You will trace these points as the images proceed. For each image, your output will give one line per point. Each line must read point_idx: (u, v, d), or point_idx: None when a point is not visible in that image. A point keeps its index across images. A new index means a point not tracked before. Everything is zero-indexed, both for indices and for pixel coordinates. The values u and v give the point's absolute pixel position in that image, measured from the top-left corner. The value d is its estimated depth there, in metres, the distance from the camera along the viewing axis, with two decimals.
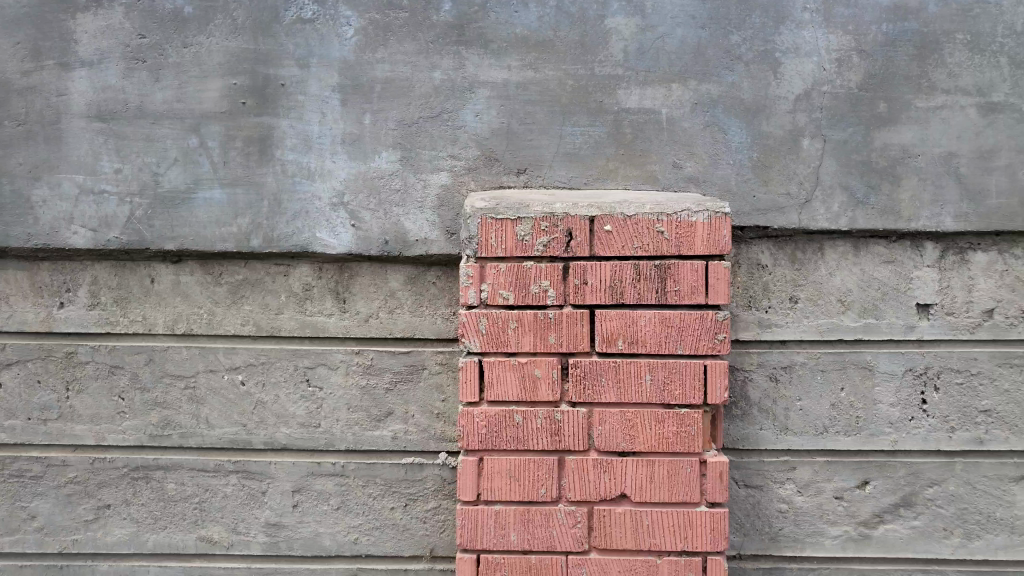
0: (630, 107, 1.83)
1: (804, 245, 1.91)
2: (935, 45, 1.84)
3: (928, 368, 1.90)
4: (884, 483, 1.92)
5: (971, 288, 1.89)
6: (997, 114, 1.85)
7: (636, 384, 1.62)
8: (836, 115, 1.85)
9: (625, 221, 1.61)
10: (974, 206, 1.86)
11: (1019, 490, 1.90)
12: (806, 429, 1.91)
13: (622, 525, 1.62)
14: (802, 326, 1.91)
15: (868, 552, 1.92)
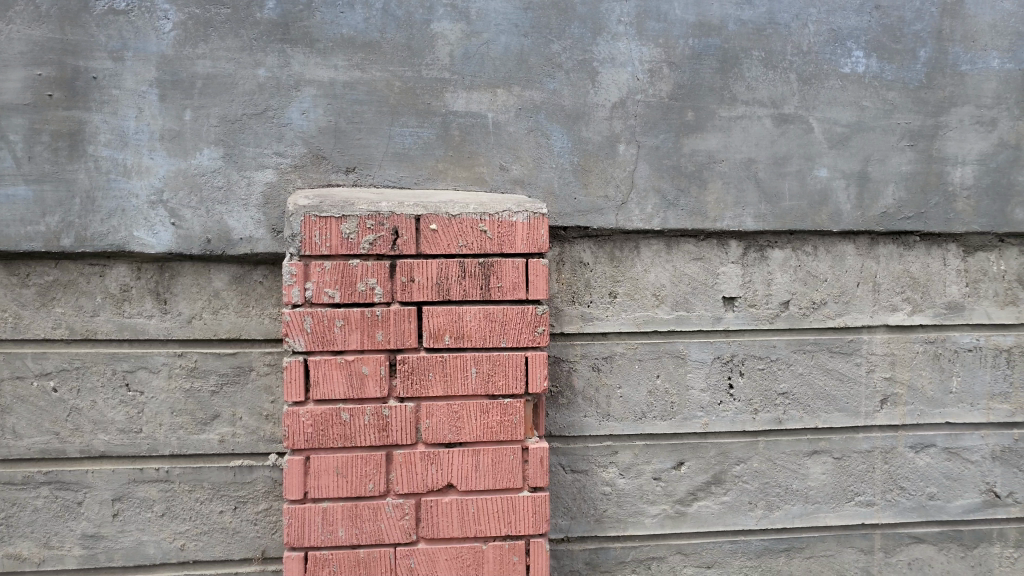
0: (457, 109, 1.89)
1: (621, 243, 2.06)
2: (735, 60, 2.02)
3: (734, 355, 2.10)
4: (696, 463, 2.09)
5: (769, 281, 2.12)
6: (788, 125, 2.06)
7: (462, 377, 1.67)
8: (649, 123, 1.99)
9: (450, 220, 1.66)
10: (770, 208, 2.07)
11: (811, 463, 2.14)
12: (626, 416, 2.06)
13: (449, 514, 1.68)
14: (621, 319, 2.06)
15: (684, 528, 2.08)
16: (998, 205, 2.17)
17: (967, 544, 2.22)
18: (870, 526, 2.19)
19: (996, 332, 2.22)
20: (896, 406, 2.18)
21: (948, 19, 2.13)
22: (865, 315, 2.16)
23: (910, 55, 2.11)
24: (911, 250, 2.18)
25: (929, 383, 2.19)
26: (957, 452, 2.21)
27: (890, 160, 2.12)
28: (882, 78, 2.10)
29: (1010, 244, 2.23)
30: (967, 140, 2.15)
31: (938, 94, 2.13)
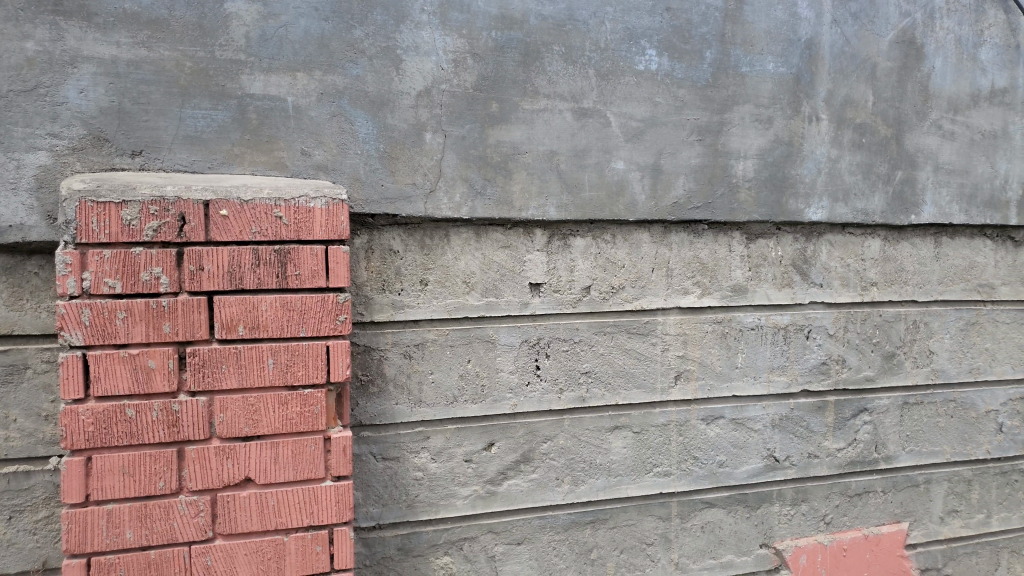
0: (254, 93, 1.84)
1: (430, 231, 2.08)
2: (537, 54, 2.10)
3: (540, 339, 2.19)
4: (506, 443, 2.16)
5: (572, 268, 2.22)
6: (587, 118, 2.18)
7: (258, 369, 1.64)
8: (454, 113, 2.03)
9: (242, 206, 1.61)
10: (572, 198, 2.17)
11: (613, 438, 2.28)
12: (437, 401, 2.09)
13: (248, 508, 1.64)
14: (432, 307, 2.08)
15: (494, 507, 2.15)
16: (775, 196, 2.42)
17: (752, 505, 2.46)
18: (667, 495, 2.35)
19: (775, 312, 2.48)
20: (689, 381, 2.36)
21: (729, 24, 2.32)
22: (660, 298, 2.32)
23: (697, 56, 2.29)
24: (700, 237, 2.38)
25: (717, 359, 2.40)
26: (743, 422, 2.43)
27: (681, 153, 2.29)
28: (673, 76, 2.26)
29: (785, 232, 2.49)
30: (747, 137, 2.37)
31: (722, 93, 2.33)
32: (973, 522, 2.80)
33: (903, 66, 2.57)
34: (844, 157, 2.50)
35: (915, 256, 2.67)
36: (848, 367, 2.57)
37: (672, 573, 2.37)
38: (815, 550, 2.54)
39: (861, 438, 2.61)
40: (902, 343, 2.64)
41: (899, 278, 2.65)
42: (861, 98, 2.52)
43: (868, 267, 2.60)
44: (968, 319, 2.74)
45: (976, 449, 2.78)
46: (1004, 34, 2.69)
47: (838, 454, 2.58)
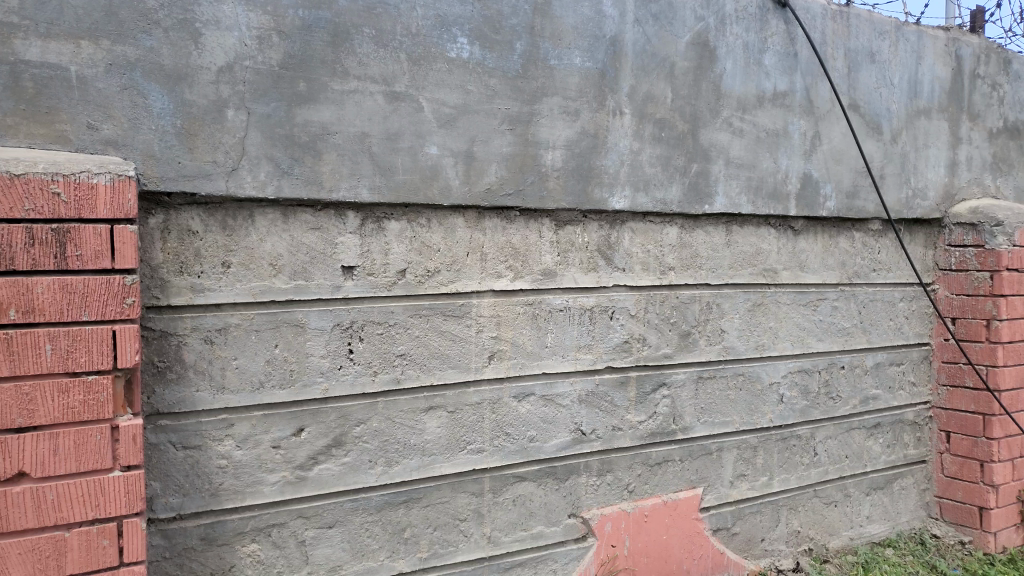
0: (30, 60, 1.72)
1: (233, 212, 2.02)
2: (346, 35, 2.09)
3: (353, 322, 2.19)
4: (316, 428, 2.15)
5: (386, 251, 2.23)
6: (400, 102, 2.19)
7: (34, 355, 1.54)
8: (258, 90, 1.98)
9: (12, 180, 1.50)
10: (385, 180, 2.18)
11: (427, 419, 2.32)
12: (242, 387, 2.05)
13: (22, 504, 1.54)
14: (235, 290, 2.03)
15: (305, 492, 2.14)
16: (581, 185, 2.55)
17: (560, 477, 2.59)
18: (480, 471, 2.43)
19: (582, 294, 2.62)
20: (501, 361, 2.45)
21: (539, 17, 2.42)
22: (474, 281, 2.39)
23: (507, 46, 2.37)
24: (512, 223, 2.46)
25: (528, 339, 2.50)
26: (552, 398, 2.56)
27: (492, 141, 2.36)
28: (484, 65, 2.33)
29: (592, 219, 2.63)
30: (556, 127, 2.48)
31: (531, 84, 2.42)
32: (757, 483, 3.11)
33: (697, 67, 2.79)
34: (645, 149, 2.68)
35: (709, 243, 2.91)
36: (648, 345, 2.77)
37: (484, 547, 2.45)
38: (619, 517, 2.71)
39: (660, 411, 2.81)
40: (697, 323, 2.88)
41: (694, 264, 2.88)
42: (660, 95, 2.71)
43: (666, 253, 2.80)
44: (754, 300, 3.04)
45: (760, 418, 3.09)
46: (784, 42, 3.03)
47: (640, 426, 2.77)
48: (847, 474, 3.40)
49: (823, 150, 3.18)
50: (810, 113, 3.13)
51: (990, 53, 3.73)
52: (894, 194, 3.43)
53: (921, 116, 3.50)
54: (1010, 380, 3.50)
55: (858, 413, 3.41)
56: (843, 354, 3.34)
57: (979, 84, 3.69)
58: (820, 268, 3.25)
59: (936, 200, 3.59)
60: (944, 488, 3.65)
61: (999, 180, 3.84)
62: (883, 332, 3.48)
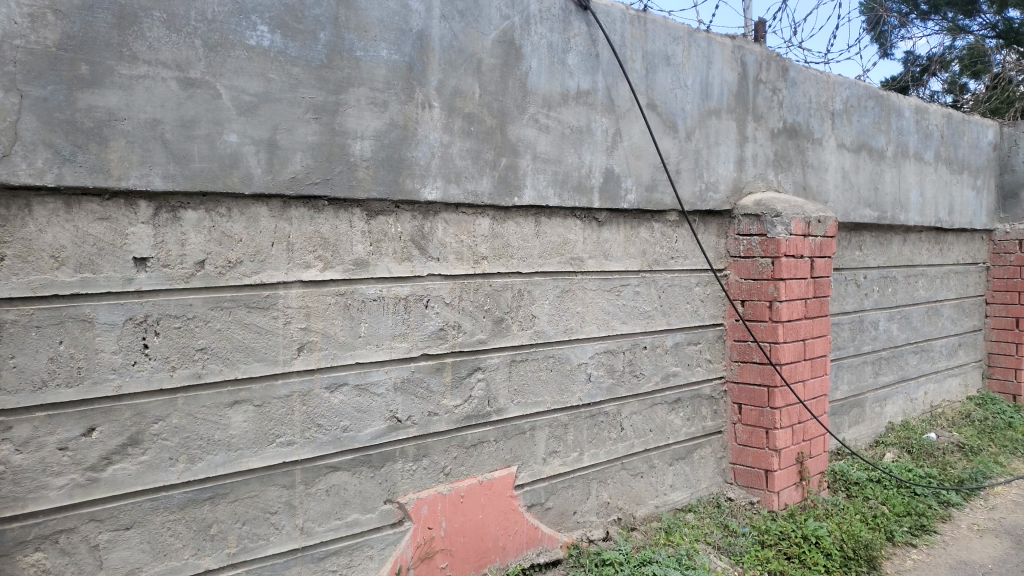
0: None
1: (7, 201, 1.91)
2: (132, 17, 2.02)
3: (147, 316, 2.12)
4: (110, 427, 2.06)
5: (183, 242, 2.17)
6: (195, 89, 2.14)
7: None
8: (32, 72, 1.89)
9: None
10: (180, 169, 2.13)
11: (233, 413, 2.28)
12: (22, 387, 1.94)
13: None
14: (11, 284, 1.92)
15: (97, 495, 2.05)
16: (391, 175, 2.59)
17: (375, 465, 2.63)
18: (291, 463, 2.42)
19: (395, 284, 2.66)
20: (312, 352, 2.44)
21: (343, 9, 2.44)
22: (280, 272, 2.37)
23: (311, 36, 2.37)
24: (321, 212, 2.46)
25: (340, 330, 2.51)
26: (365, 387, 2.58)
27: (297, 130, 2.36)
28: (287, 54, 2.31)
29: (404, 209, 2.67)
30: (363, 118, 2.51)
31: (337, 74, 2.43)
32: (569, 459, 3.29)
33: (504, 63, 2.91)
34: (454, 142, 2.77)
35: (519, 234, 3.04)
36: (462, 332, 2.86)
37: (296, 538, 2.44)
38: (435, 499, 2.79)
39: (475, 395, 2.92)
40: (509, 309, 3.01)
41: (506, 253, 3.00)
42: (468, 89, 2.80)
43: (478, 242, 2.90)
44: (562, 288, 3.21)
45: (570, 397, 3.27)
46: (585, 44, 3.22)
47: (455, 410, 2.85)
48: (651, 447, 3.67)
49: (624, 147, 3.41)
50: (611, 111, 3.34)
51: (771, 61, 4.14)
52: (689, 188, 3.73)
53: (712, 116, 3.82)
54: (789, 354, 3.92)
55: (660, 389, 3.70)
56: (646, 336, 3.60)
57: (761, 88, 4.09)
58: (623, 257, 3.48)
59: (726, 193, 3.94)
60: (737, 455, 4.02)
61: (781, 176, 4.27)
62: (681, 315, 3.79)
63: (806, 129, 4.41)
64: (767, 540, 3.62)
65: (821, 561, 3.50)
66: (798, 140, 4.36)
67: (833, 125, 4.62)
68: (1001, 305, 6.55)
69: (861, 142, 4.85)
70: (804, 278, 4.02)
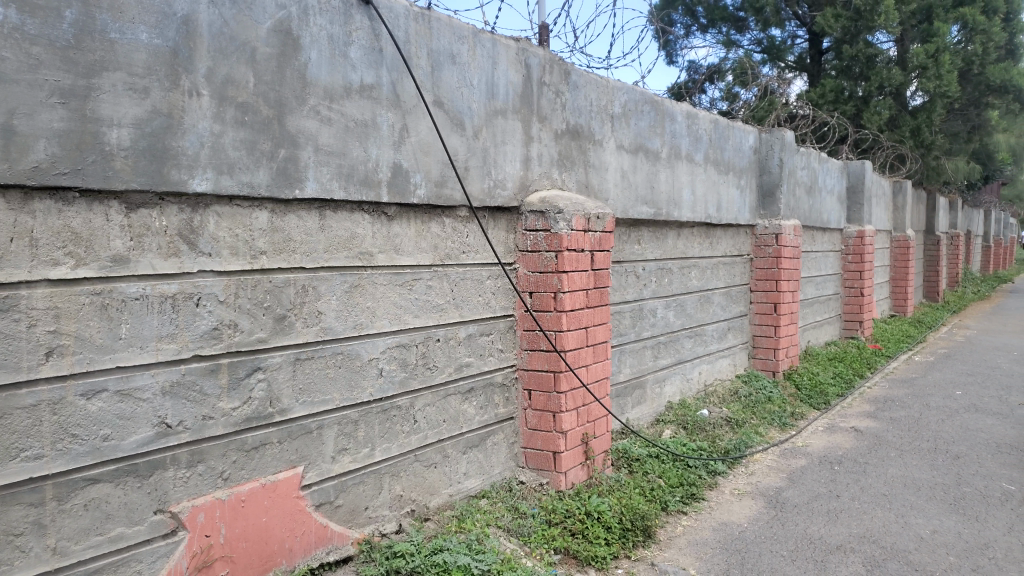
0: None
1: None
2: None
3: None
4: None
5: None
6: None
7: None
8: None
9: None
10: None
11: None
12: None
13: None
14: None
15: None
16: (154, 166, 2.45)
17: (142, 474, 2.48)
18: (41, 479, 2.22)
19: (161, 281, 2.51)
20: (63, 356, 2.26)
21: None
22: (23, 269, 2.17)
23: (54, 14, 2.18)
24: (71, 206, 2.28)
25: (97, 331, 2.34)
26: (129, 393, 2.42)
27: (39, 115, 2.17)
28: (24, 31, 2.12)
29: (170, 203, 2.53)
30: (120, 105, 2.35)
31: (87, 56, 2.26)
32: (360, 456, 3.27)
33: (281, 53, 2.84)
34: (226, 132, 2.66)
35: (301, 227, 2.98)
36: (240, 330, 2.76)
37: (49, 560, 2.25)
38: (213, 506, 2.67)
39: (256, 396, 2.83)
40: (293, 306, 2.94)
41: (287, 247, 2.92)
42: (241, 78, 2.70)
43: (256, 237, 2.81)
44: (350, 282, 3.18)
45: (360, 393, 3.25)
46: (368, 38, 3.20)
47: (233, 413, 2.75)
48: (444, 437, 3.73)
49: (411, 142, 3.43)
50: (397, 107, 3.35)
51: (554, 64, 4.33)
52: (478, 184, 3.82)
53: (498, 115, 3.94)
54: (572, 341, 4.15)
55: (453, 380, 3.76)
56: (438, 328, 3.66)
57: (545, 90, 4.27)
58: (413, 251, 3.50)
59: (514, 190, 4.07)
60: (528, 439, 4.18)
61: (565, 174, 4.48)
62: (472, 307, 3.88)
63: (587, 130, 4.66)
64: (553, 519, 3.82)
65: (602, 535, 3.76)
66: (580, 140, 4.60)
67: (612, 127, 4.92)
68: (762, 292, 7.30)
69: (638, 144, 5.21)
70: (585, 271, 4.27)
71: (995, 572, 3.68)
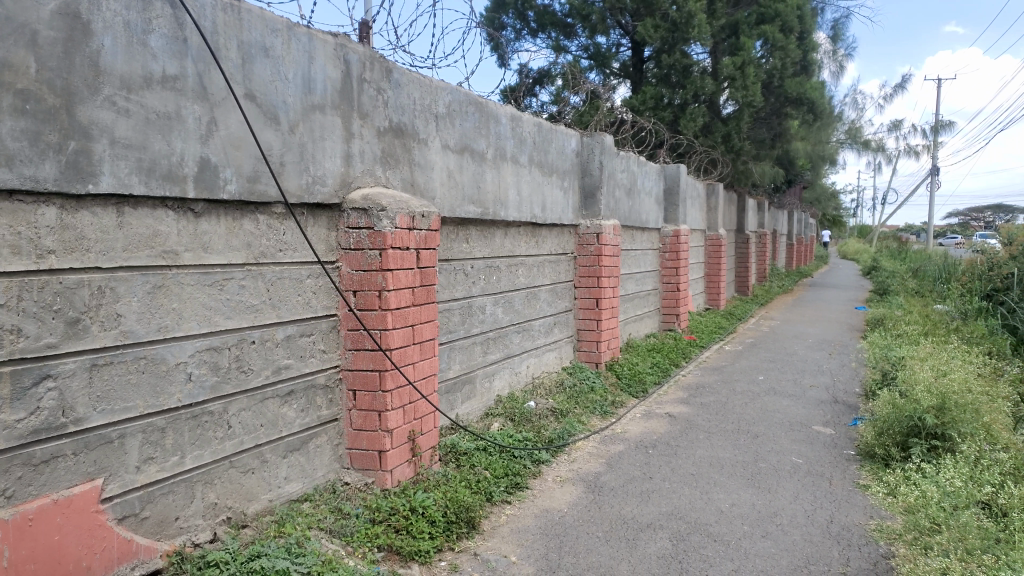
0: None
1: None
2: None
3: None
4: None
5: None
6: None
7: None
8: None
9: None
10: None
11: None
12: None
13: None
14: None
15: None
16: None
17: None
18: None
19: None
20: None
21: None
22: None
23: None
24: None
25: None
26: None
27: None
28: None
29: None
30: None
31: None
32: (167, 464, 3.12)
33: (67, 38, 2.65)
34: (3, 122, 2.46)
35: (96, 225, 2.80)
36: (24, 336, 2.56)
37: None
38: None
39: (45, 406, 2.63)
40: (87, 308, 2.76)
41: (80, 246, 2.74)
42: (21, 64, 2.50)
43: (42, 235, 2.62)
44: (154, 283, 3.03)
45: (167, 399, 3.11)
46: (170, 26, 3.06)
47: (18, 425, 2.54)
48: (262, 441, 3.63)
49: (220, 137, 3.31)
50: (204, 99, 3.23)
51: (374, 62, 4.31)
52: (295, 181, 3.74)
53: (316, 111, 3.88)
54: (397, 340, 4.17)
55: (271, 383, 3.67)
56: (253, 330, 3.55)
57: (366, 88, 4.24)
58: (224, 249, 3.38)
59: (335, 187, 4.02)
60: (352, 440, 4.14)
61: (388, 172, 4.48)
62: (291, 307, 3.79)
63: (410, 129, 4.68)
64: (378, 517, 3.83)
65: (425, 529, 3.82)
66: (404, 138, 4.61)
67: (436, 127, 4.97)
68: (586, 288, 7.64)
69: (462, 145, 5.29)
70: (410, 269, 4.30)
71: (781, 536, 4.09)
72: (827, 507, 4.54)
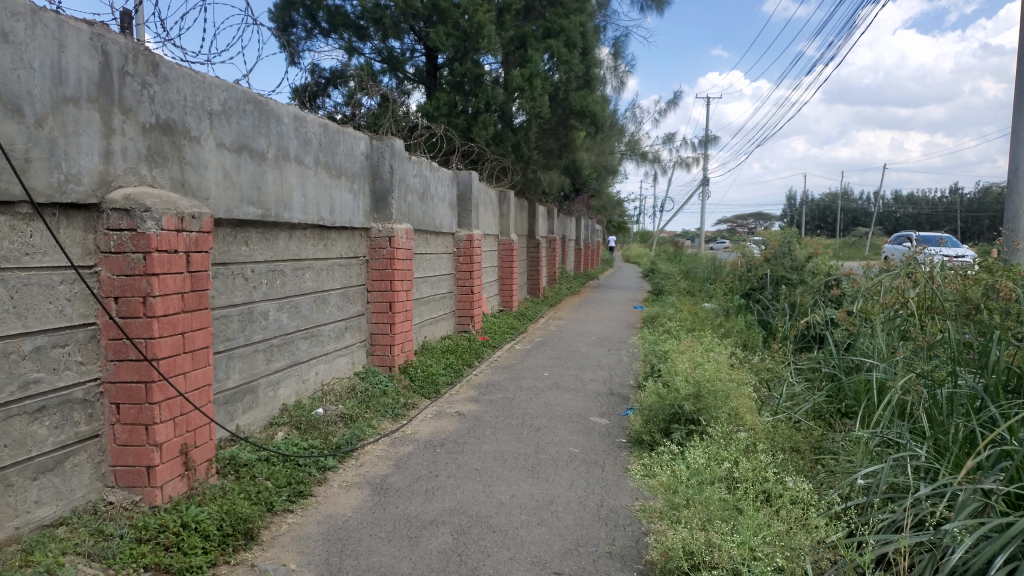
0: None
1: None
2: None
3: None
4: None
5: None
6: None
7: None
8: None
9: None
10: None
11: None
12: None
13: None
14: None
15: None
16: None
17: None
18: None
19: None
20: None
21: None
22: None
23: None
24: None
25: None
26: None
27: None
28: None
29: None
30: None
31: None
32: None
33: None
34: None
35: None
36: None
37: None
38: None
39: None
40: None
41: None
42: None
43: None
44: None
45: None
46: None
47: None
48: (7, 464, 3.31)
49: None
50: None
51: (138, 54, 4.07)
52: (43, 178, 3.45)
53: (68, 104, 3.60)
54: (165, 349, 3.96)
55: (17, 399, 3.36)
56: None
57: (128, 81, 3.99)
58: None
59: (92, 186, 3.75)
60: (117, 456, 3.87)
61: (155, 171, 4.23)
62: (41, 316, 3.49)
63: (181, 126, 4.45)
64: (144, 536, 3.62)
65: (198, 545, 3.68)
66: (173, 136, 4.38)
67: (211, 125, 4.77)
68: (378, 292, 7.64)
69: (240, 144, 5.12)
70: (178, 273, 4.10)
71: (555, 522, 4.37)
72: (598, 492, 4.91)
